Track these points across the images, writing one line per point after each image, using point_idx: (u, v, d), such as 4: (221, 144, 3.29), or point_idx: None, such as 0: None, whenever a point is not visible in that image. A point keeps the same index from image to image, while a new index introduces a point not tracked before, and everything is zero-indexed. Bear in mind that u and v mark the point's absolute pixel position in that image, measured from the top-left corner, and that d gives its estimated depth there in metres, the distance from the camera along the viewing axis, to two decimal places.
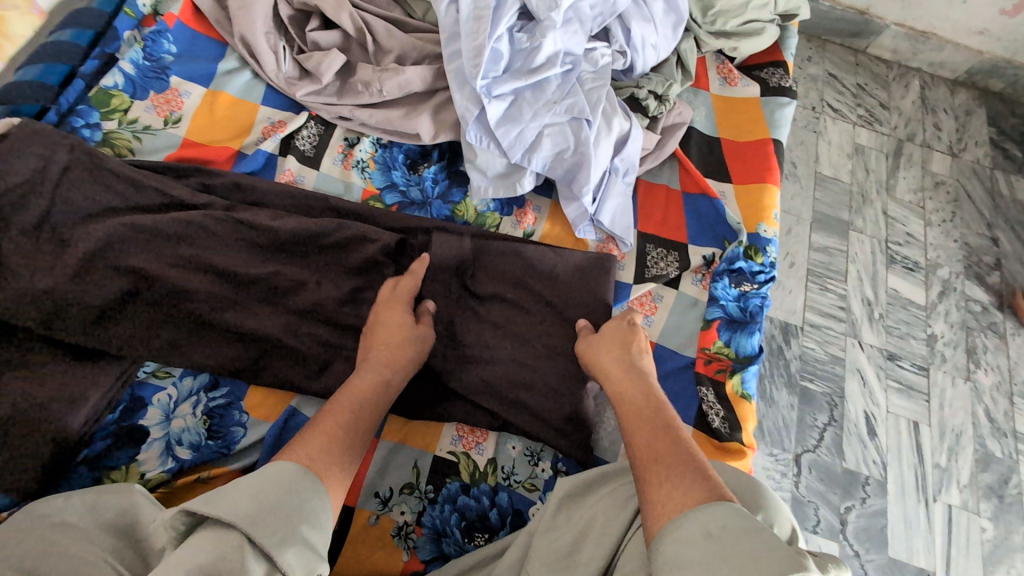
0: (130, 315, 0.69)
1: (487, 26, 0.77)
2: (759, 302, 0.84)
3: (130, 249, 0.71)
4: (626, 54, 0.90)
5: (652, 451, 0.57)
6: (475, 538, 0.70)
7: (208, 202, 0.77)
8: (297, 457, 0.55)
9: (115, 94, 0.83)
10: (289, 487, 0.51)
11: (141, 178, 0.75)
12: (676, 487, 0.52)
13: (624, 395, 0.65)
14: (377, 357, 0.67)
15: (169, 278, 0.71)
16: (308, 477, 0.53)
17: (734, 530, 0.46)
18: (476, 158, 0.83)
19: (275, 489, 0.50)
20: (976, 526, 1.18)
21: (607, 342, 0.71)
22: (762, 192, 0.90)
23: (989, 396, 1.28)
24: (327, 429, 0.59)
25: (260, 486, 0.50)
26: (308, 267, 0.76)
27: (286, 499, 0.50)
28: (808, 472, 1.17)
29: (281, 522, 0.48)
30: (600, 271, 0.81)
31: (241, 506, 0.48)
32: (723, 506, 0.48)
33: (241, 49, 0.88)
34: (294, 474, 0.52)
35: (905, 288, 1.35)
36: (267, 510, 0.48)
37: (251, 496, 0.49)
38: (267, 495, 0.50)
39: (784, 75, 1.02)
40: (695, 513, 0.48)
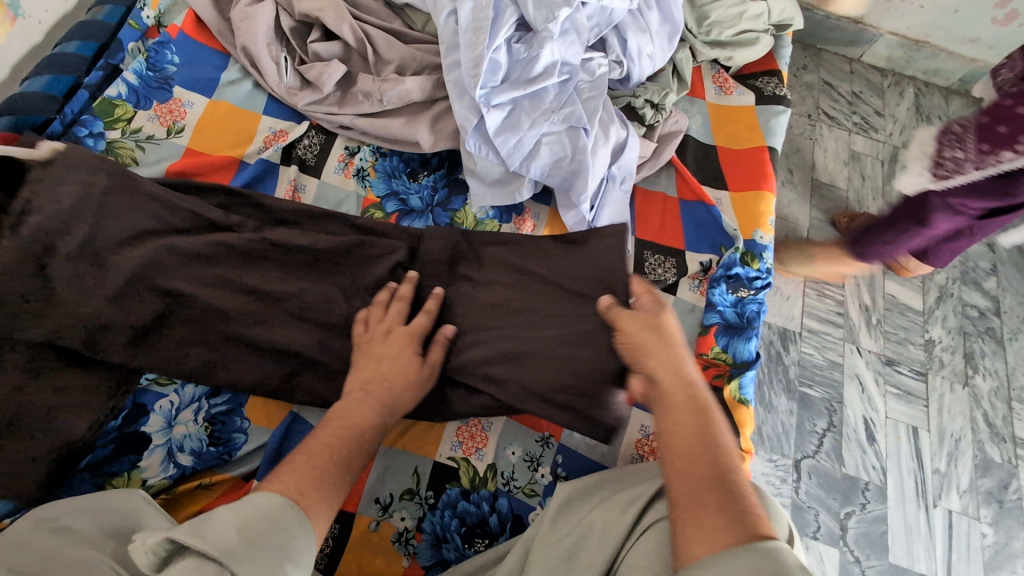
0: (168, 336, 0.70)
1: (486, 37, 0.79)
2: (756, 308, 0.84)
3: (173, 272, 0.71)
4: (623, 64, 0.92)
5: (694, 469, 0.52)
6: (475, 543, 0.71)
7: (239, 223, 0.77)
8: (287, 488, 0.52)
9: (119, 104, 0.84)
10: (276, 520, 0.48)
11: (174, 200, 0.75)
12: (718, 517, 0.47)
13: (676, 387, 0.59)
14: (377, 393, 0.64)
15: (205, 299, 0.71)
16: (293, 511, 0.50)
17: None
18: (476, 166, 0.85)
19: (261, 521, 0.48)
20: (976, 532, 1.18)
21: (649, 339, 0.64)
22: (758, 199, 0.91)
23: (987, 401, 1.29)
24: (319, 454, 0.56)
25: (245, 515, 0.47)
26: (337, 284, 0.76)
27: (271, 533, 0.47)
28: (808, 479, 1.17)
29: (266, 553, 0.46)
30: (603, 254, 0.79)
31: (225, 537, 0.45)
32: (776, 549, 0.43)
33: (243, 60, 0.90)
34: (281, 507, 0.49)
35: (902, 294, 1.37)
36: (254, 542, 0.46)
37: (234, 526, 0.47)
38: (252, 527, 0.47)
39: (779, 83, 1.03)
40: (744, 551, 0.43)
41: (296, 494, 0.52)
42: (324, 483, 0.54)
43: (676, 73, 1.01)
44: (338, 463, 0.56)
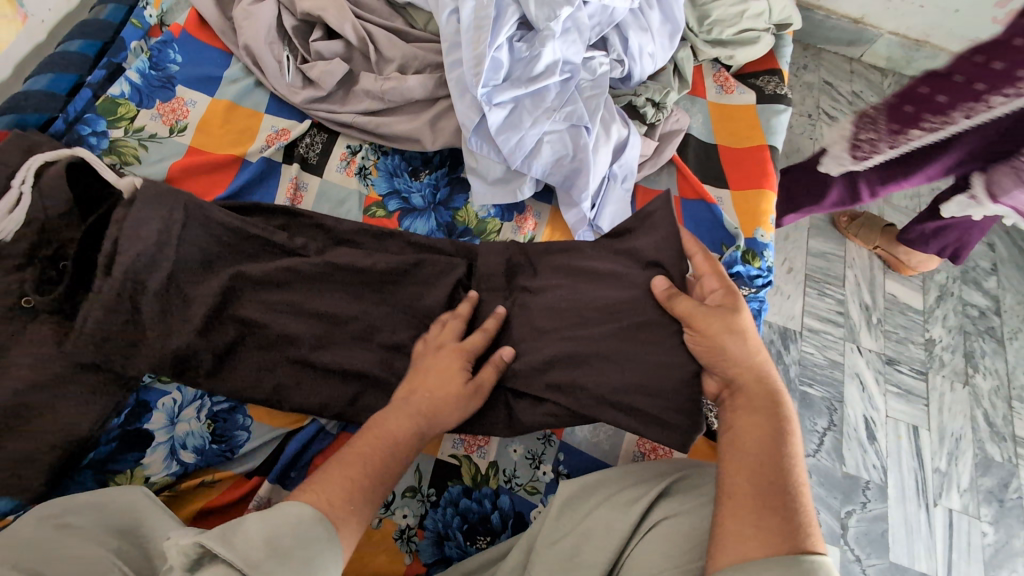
0: (243, 360, 0.71)
1: (488, 35, 0.79)
2: (757, 306, 0.85)
3: (245, 299, 0.72)
4: (624, 62, 0.92)
5: (752, 475, 0.52)
6: (477, 540, 0.71)
7: (303, 245, 0.77)
8: (315, 499, 0.52)
9: (122, 102, 0.84)
10: (302, 534, 0.48)
11: (244, 225, 0.75)
12: (766, 525, 0.48)
13: (762, 397, 0.57)
14: (417, 404, 0.62)
15: (274, 326, 0.71)
16: (321, 525, 0.49)
17: None
18: (478, 164, 0.85)
19: (288, 534, 0.48)
20: (976, 530, 1.18)
21: (733, 338, 0.60)
22: (759, 197, 0.92)
23: (988, 400, 1.29)
24: (355, 463, 0.56)
25: (275, 526, 0.48)
26: (398, 304, 0.74)
27: (296, 548, 0.47)
28: (809, 477, 1.18)
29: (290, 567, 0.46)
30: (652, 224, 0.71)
31: (251, 550, 0.45)
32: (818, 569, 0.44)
33: (245, 58, 0.90)
34: (309, 520, 0.49)
35: (902, 293, 1.37)
36: (279, 555, 0.46)
37: (262, 538, 0.47)
38: (278, 540, 0.47)
39: (780, 83, 1.03)
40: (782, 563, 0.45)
41: (325, 506, 0.51)
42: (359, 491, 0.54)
43: (677, 72, 1.01)
44: (372, 473, 0.56)
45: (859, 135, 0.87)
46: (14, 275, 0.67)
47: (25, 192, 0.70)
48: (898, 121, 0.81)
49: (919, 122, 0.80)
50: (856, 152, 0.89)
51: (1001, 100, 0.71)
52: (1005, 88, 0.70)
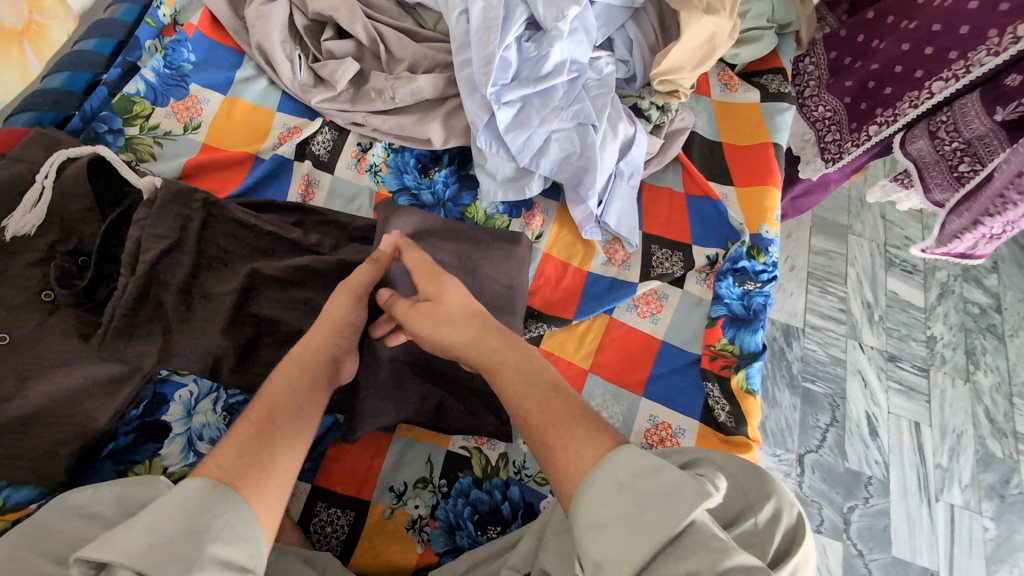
0: (261, 356, 0.72)
1: (497, 35, 0.82)
2: (762, 301, 0.86)
3: (263, 297, 0.73)
4: (628, 62, 0.95)
5: (547, 414, 0.52)
6: (488, 530, 0.72)
7: (318, 242, 0.78)
8: (206, 471, 0.48)
9: (138, 100, 0.86)
10: (196, 509, 0.45)
11: (257, 222, 0.76)
12: (580, 445, 0.49)
13: (485, 352, 0.59)
14: None
15: (291, 322, 0.73)
16: (216, 492, 0.46)
17: (640, 475, 0.45)
18: (486, 162, 0.86)
19: (179, 514, 0.44)
20: (978, 526, 1.19)
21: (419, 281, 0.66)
22: (764, 194, 0.93)
23: (988, 397, 1.30)
24: (261, 410, 0.54)
25: (159, 515, 0.44)
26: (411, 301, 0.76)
27: (186, 523, 0.44)
28: (811, 473, 1.19)
29: (180, 553, 0.42)
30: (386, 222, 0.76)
31: (135, 542, 0.42)
32: (625, 453, 0.47)
33: (258, 57, 0.91)
34: (200, 492, 0.46)
35: (904, 290, 1.38)
36: (161, 542, 0.42)
37: (151, 528, 0.43)
38: (169, 525, 0.43)
39: (784, 81, 1.04)
40: (603, 469, 0.47)
41: (218, 473, 0.48)
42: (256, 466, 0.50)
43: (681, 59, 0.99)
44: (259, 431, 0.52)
45: (826, 137, 1.03)
46: (35, 270, 0.69)
47: (46, 187, 0.71)
48: (856, 118, 0.98)
49: (873, 116, 0.96)
50: (827, 156, 1.03)
51: (939, 84, 0.86)
52: (934, 75, 0.87)
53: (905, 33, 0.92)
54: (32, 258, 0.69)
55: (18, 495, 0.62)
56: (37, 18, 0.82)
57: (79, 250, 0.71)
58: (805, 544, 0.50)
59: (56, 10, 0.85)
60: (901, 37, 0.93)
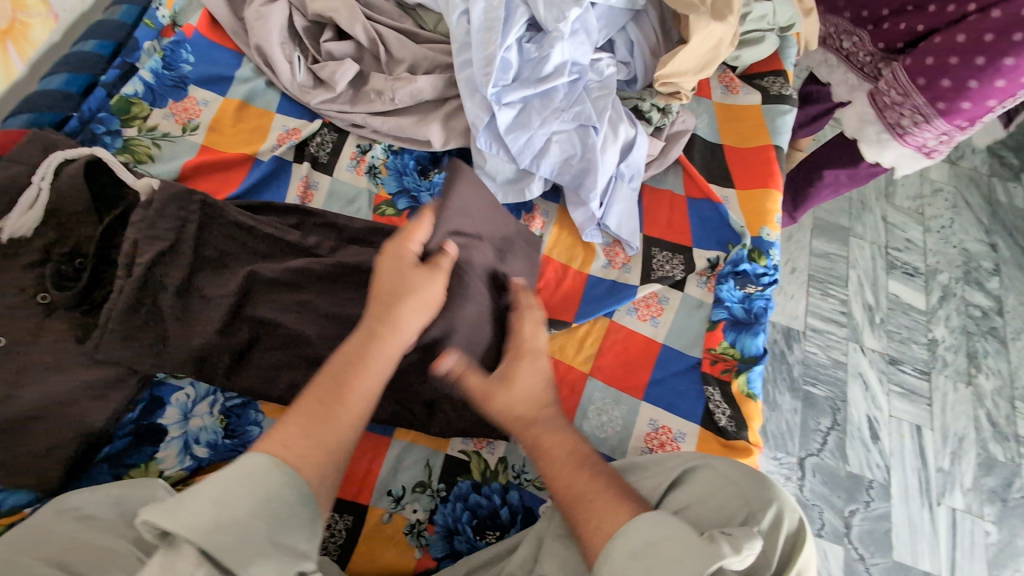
0: (256, 360, 0.71)
1: (498, 36, 0.82)
2: (764, 304, 0.85)
3: (259, 300, 0.72)
4: (629, 64, 0.95)
5: (571, 478, 0.58)
6: (487, 535, 0.71)
7: (316, 245, 0.77)
8: (271, 447, 0.51)
9: (136, 101, 0.86)
10: (259, 484, 0.48)
11: (254, 223, 0.76)
12: (600, 508, 0.54)
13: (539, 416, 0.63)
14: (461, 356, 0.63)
15: (287, 325, 0.71)
16: (281, 471, 0.49)
17: (652, 542, 0.49)
18: (486, 164, 0.86)
19: (243, 489, 0.47)
20: (979, 529, 1.18)
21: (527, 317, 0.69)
22: (765, 197, 0.92)
23: (990, 400, 1.29)
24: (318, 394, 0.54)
25: (226, 487, 0.47)
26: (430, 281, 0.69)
27: (252, 499, 0.47)
28: (812, 476, 1.18)
29: (246, 540, 0.44)
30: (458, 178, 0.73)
31: (199, 516, 0.44)
32: (642, 523, 0.51)
33: (257, 58, 0.91)
34: (266, 469, 0.48)
35: (905, 294, 1.38)
36: (228, 522, 0.44)
37: (214, 502, 0.45)
38: (234, 500, 0.46)
39: (785, 83, 1.03)
40: (618, 537, 0.51)
41: (281, 451, 0.51)
42: (315, 439, 0.52)
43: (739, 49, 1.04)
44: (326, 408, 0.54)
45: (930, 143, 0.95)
46: (32, 272, 0.68)
47: (43, 189, 0.70)
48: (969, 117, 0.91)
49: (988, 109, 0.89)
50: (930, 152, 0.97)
51: None
52: None
53: (1014, 45, 0.83)
54: (28, 260, 0.69)
55: (14, 498, 0.61)
56: (20, 15, 0.81)
57: (76, 253, 0.71)
58: (808, 548, 0.50)
59: (38, 8, 0.84)
60: (1003, 50, 0.84)
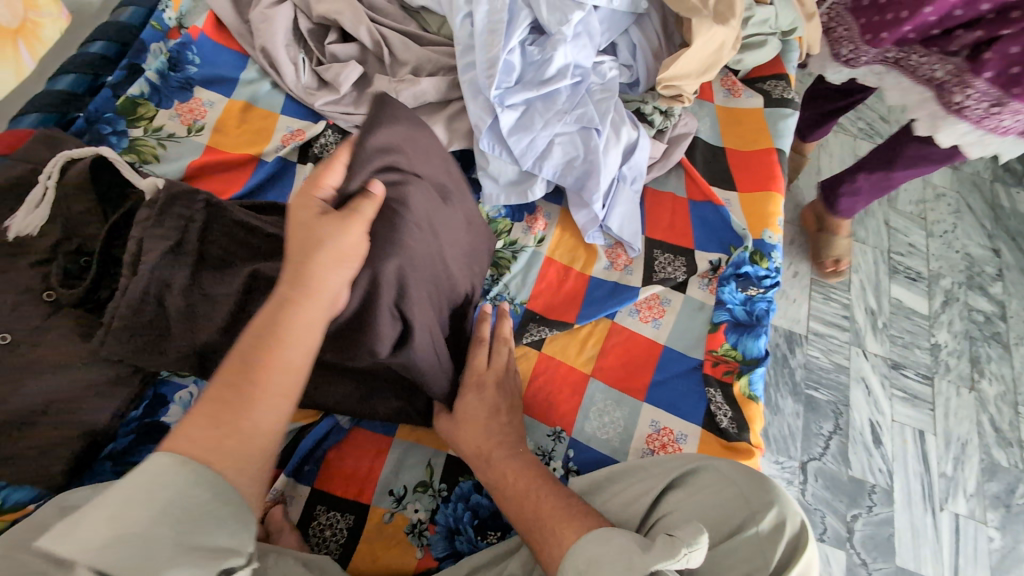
0: None
1: (501, 39, 0.82)
2: (765, 306, 0.85)
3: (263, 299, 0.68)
4: (631, 67, 0.95)
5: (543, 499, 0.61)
6: (488, 535, 0.71)
7: None
8: (179, 441, 0.47)
9: (142, 102, 0.87)
10: (158, 488, 0.44)
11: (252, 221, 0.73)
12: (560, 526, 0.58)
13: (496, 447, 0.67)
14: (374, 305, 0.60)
15: None
16: (183, 471, 0.45)
17: (597, 561, 0.52)
18: (489, 166, 0.86)
19: (141, 498, 0.43)
20: (982, 535, 1.18)
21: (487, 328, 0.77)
22: (767, 200, 0.92)
23: (993, 406, 1.29)
24: (234, 370, 0.50)
25: (122, 500, 0.43)
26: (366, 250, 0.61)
27: (149, 507, 0.43)
28: (814, 480, 1.18)
29: (150, 550, 0.42)
30: (391, 118, 0.67)
31: (93, 536, 0.41)
32: (590, 541, 0.55)
33: (262, 60, 0.91)
34: (167, 471, 0.45)
35: (908, 298, 1.38)
36: (125, 536, 0.42)
37: (110, 518, 0.42)
38: (133, 512, 0.43)
39: (787, 87, 1.04)
40: (569, 557, 0.55)
41: (192, 451, 0.46)
42: (224, 431, 0.47)
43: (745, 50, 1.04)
44: (235, 395, 0.49)
45: None
46: (38, 270, 0.69)
47: (49, 187, 0.71)
48: None
49: None
50: None
51: None
52: None
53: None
54: (34, 259, 0.69)
55: (17, 495, 0.63)
56: (31, 15, 0.80)
57: (82, 251, 0.71)
58: (809, 550, 0.50)
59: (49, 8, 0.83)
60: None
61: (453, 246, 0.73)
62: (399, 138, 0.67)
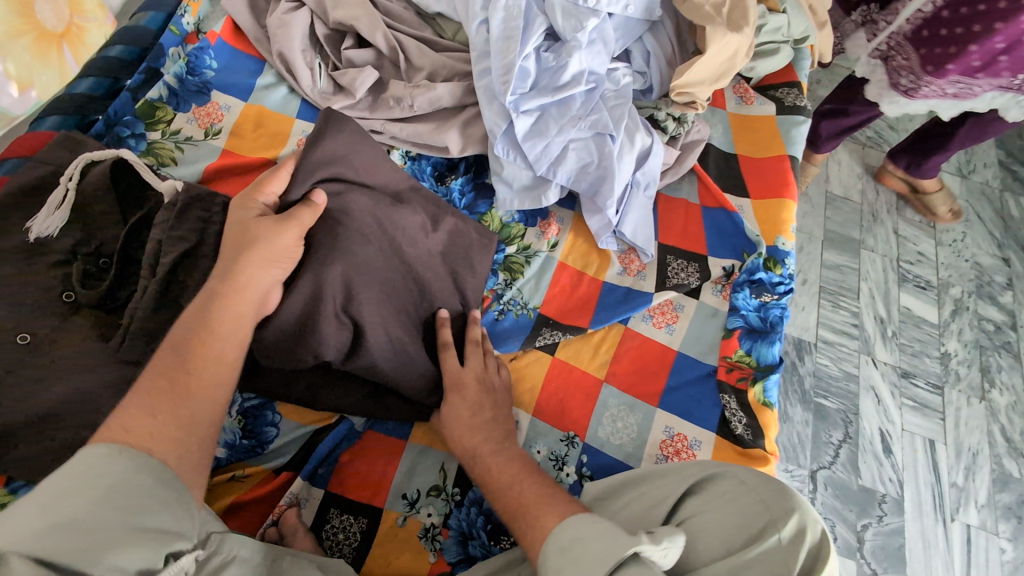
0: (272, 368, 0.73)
1: (517, 45, 0.83)
2: (779, 313, 0.85)
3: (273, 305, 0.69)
4: (645, 73, 0.96)
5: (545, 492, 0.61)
6: (501, 541, 0.70)
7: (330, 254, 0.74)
8: (113, 436, 0.49)
9: (160, 106, 0.88)
10: (94, 477, 0.45)
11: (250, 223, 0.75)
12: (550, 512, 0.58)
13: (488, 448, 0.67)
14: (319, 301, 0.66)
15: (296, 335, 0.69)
16: (121, 457, 0.47)
17: (580, 540, 0.52)
18: (503, 171, 0.87)
19: (80, 487, 0.44)
20: (994, 547, 1.17)
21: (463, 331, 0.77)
22: (780, 207, 0.93)
23: (1004, 416, 1.28)
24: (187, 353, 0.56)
25: (64, 487, 0.44)
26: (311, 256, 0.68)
27: (86, 494, 0.44)
28: (824, 489, 1.17)
29: (94, 533, 0.42)
30: (334, 130, 0.75)
31: (27, 523, 0.41)
32: (577, 522, 0.54)
33: (279, 65, 0.92)
34: (103, 459, 0.46)
35: (917, 307, 1.37)
36: (62, 522, 0.42)
37: (46, 504, 0.43)
38: (70, 499, 0.43)
39: (799, 95, 1.04)
40: (555, 535, 0.55)
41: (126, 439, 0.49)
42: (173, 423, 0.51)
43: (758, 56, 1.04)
44: (170, 383, 0.53)
45: None
46: (58, 271, 0.70)
47: (70, 191, 0.72)
48: None
49: None
50: None
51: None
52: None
53: None
54: (54, 259, 0.70)
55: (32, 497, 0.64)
56: (77, 20, 0.78)
57: (100, 253, 0.72)
58: (830, 561, 0.49)
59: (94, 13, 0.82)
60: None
61: (415, 250, 0.76)
62: (343, 152, 0.75)
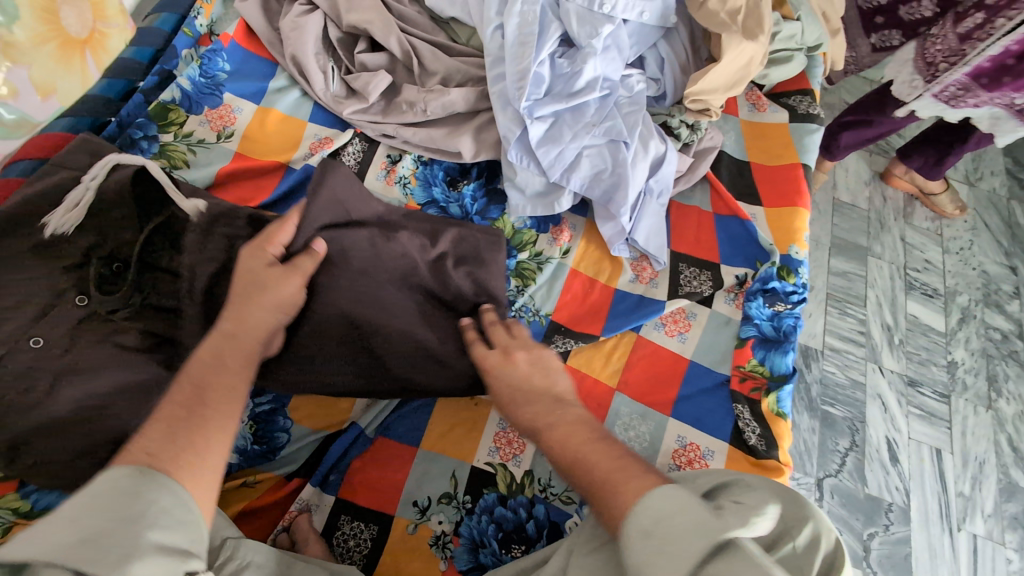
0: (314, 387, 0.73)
1: (532, 51, 0.83)
2: (793, 322, 0.84)
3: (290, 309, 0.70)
4: (659, 80, 0.96)
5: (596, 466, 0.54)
6: (513, 549, 0.70)
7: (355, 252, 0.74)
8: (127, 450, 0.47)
9: (173, 108, 0.87)
10: (123, 495, 0.43)
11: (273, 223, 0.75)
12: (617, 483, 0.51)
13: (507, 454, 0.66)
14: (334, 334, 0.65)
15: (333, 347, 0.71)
16: (147, 477, 0.44)
17: (664, 518, 0.45)
18: (516, 177, 0.86)
19: (108, 505, 0.42)
20: (1001, 557, 1.16)
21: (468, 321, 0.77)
22: (793, 215, 0.92)
23: (1012, 425, 1.27)
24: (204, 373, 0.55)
25: (88, 506, 0.42)
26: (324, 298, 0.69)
27: (115, 510, 0.42)
28: (831, 497, 1.17)
29: (116, 542, 0.40)
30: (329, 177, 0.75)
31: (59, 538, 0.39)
32: (659, 495, 0.47)
33: (292, 68, 0.92)
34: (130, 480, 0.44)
35: (925, 315, 1.37)
36: (90, 537, 0.40)
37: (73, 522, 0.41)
38: (97, 516, 0.41)
39: (812, 102, 1.04)
40: (637, 507, 0.47)
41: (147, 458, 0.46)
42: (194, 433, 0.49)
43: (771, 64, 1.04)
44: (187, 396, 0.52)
45: None
46: (72, 274, 0.69)
47: (87, 194, 0.72)
48: None
49: None
50: None
51: None
52: None
53: None
54: (67, 263, 0.70)
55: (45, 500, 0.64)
56: (100, 27, 0.82)
57: (113, 256, 0.71)
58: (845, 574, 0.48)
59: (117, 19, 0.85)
60: None
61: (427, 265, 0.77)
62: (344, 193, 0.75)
